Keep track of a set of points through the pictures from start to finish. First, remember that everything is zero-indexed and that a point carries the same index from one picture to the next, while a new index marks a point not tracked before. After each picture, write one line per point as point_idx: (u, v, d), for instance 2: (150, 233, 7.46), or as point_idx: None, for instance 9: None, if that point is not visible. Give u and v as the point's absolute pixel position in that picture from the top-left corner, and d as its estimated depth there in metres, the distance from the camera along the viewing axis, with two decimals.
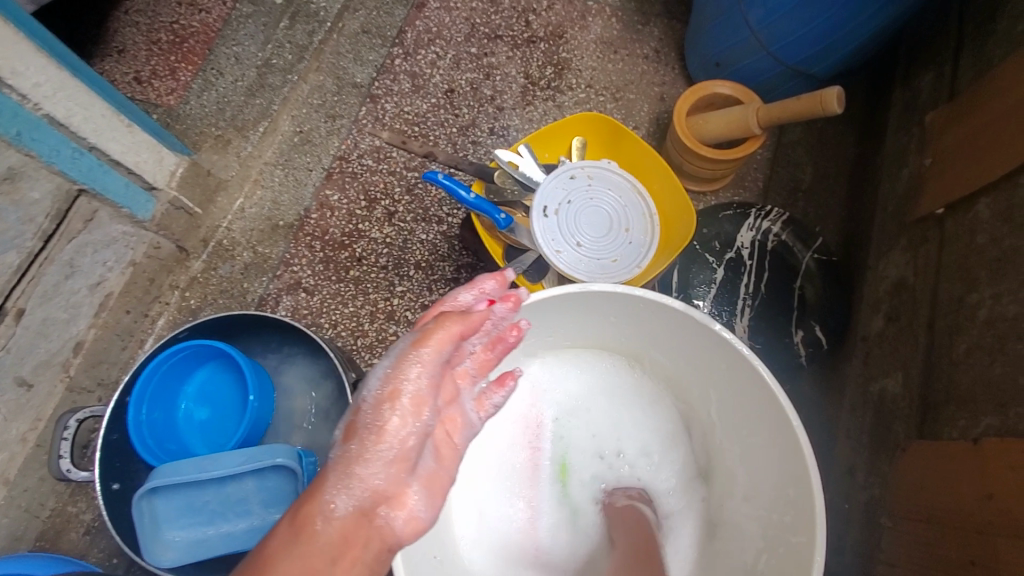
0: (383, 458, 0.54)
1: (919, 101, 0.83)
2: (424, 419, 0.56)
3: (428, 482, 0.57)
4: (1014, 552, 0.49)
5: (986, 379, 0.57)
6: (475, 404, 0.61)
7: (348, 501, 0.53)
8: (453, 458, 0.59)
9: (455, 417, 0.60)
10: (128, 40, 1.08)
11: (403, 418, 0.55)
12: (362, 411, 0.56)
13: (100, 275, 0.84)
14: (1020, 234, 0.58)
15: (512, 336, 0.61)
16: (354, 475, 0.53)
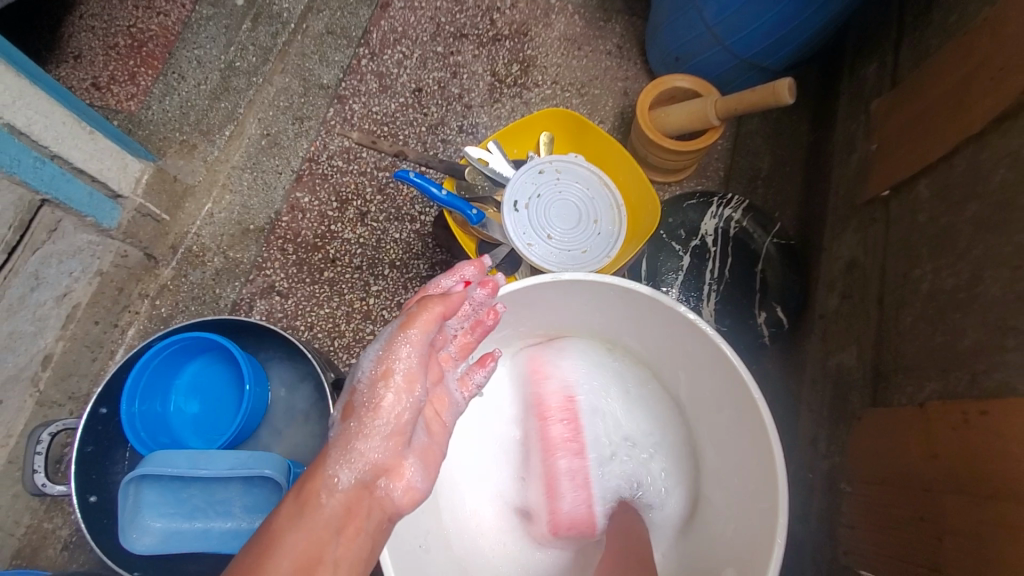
0: (381, 438, 0.55)
1: (865, 89, 0.85)
2: (417, 396, 0.56)
3: (423, 455, 0.57)
4: (961, 509, 0.49)
5: (927, 346, 0.58)
6: (459, 384, 0.62)
7: (351, 477, 0.53)
8: (443, 433, 0.60)
9: (442, 396, 0.61)
10: (83, 45, 1.08)
11: (398, 398, 0.55)
12: (356, 391, 0.56)
13: (66, 286, 0.84)
14: (955, 211, 0.60)
15: (490, 320, 0.60)
16: (353, 455, 0.54)
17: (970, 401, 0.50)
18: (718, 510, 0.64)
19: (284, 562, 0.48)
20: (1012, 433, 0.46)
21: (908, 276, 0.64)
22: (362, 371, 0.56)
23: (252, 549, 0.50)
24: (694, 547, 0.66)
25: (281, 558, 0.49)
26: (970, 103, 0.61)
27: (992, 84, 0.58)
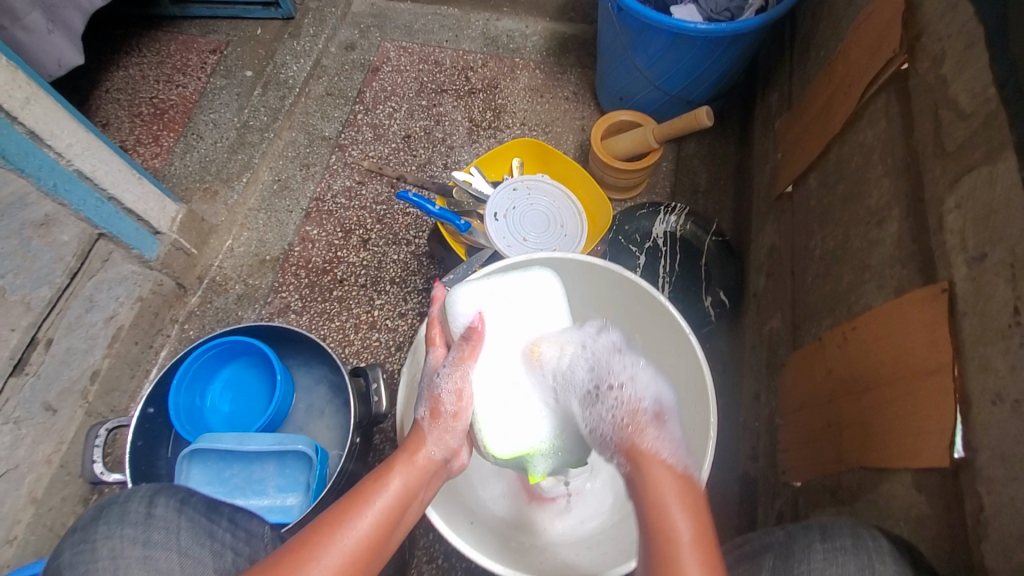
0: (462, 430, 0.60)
1: (772, 113, 1.06)
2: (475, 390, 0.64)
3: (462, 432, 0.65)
4: (848, 404, 0.63)
5: (823, 295, 0.74)
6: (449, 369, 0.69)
7: (441, 450, 0.57)
8: None
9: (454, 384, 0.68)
10: (111, 114, 1.27)
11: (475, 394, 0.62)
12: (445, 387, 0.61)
13: (113, 310, 0.98)
14: (832, 192, 0.78)
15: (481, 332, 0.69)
16: (440, 433, 0.59)
17: (847, 323, 0.66)
18: None
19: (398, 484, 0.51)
20: (870, 333, 0.61)
21: (808, 246, 0.81)
22: (445, 375, 0.62)
23: (370, 476, 0.52)
24: None
25: (396, 478, 0.52)
26: (834, 111, 0.80)
27: (845, 97, 0.78)
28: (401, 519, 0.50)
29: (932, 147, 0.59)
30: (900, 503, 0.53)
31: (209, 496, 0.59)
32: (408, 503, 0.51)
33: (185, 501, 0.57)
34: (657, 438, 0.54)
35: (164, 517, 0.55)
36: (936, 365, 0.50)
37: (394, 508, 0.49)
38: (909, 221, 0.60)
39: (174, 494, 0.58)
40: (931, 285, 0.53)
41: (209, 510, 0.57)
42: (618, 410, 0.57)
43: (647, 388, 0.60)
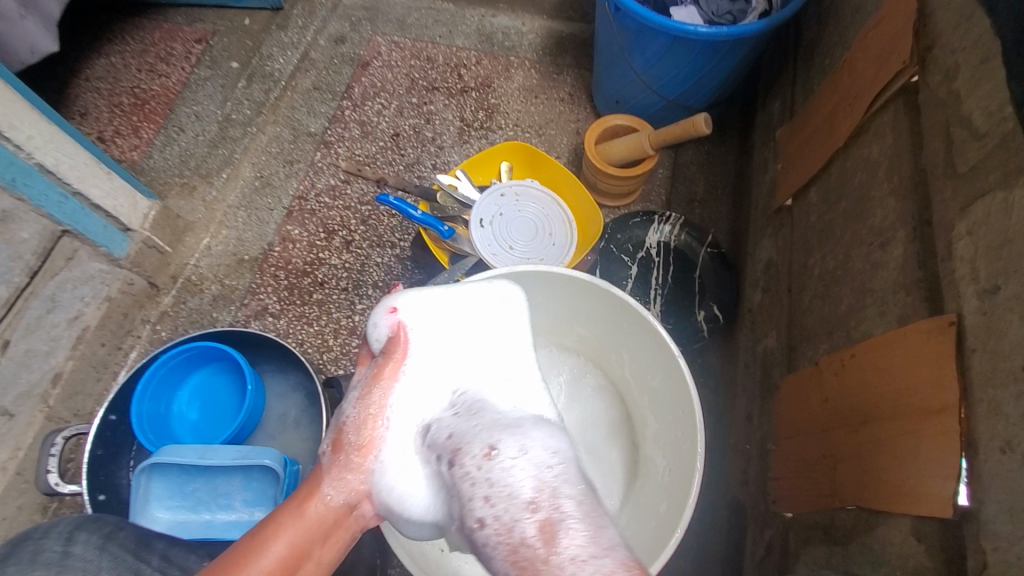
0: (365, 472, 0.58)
1: (773, 122, 1.02)
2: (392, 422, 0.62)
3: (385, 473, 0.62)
4: (844, 436, 0.59)
5: (821, 318, 0.71)
6: None
7: (339, 493, 0.56)
8: None
9: None
10: (90, 104, 1.21)
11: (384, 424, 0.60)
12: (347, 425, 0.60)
13: (78, 310, 0.94)
14: (833, 209, 0.74)
15: None
16: (340, 471, 0.57)
17: (846, 349, 0.62)
18: (656, 461, 0.73)
19: (282, 545, 0.51)
20: (870, 363, 0.57)
21: (807, 264, 0.78)
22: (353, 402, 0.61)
23: (257, 531, 0.52)
24: (639, 497, 0.73)
25: (280, 541, 0.51)
26: (838, 123, 0.76)
27: (850, 108, 0.74)
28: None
29: (942, 167, 0.55)
30: (897, 551, 0.49)
31: (138, 528, 0.56)
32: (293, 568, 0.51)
33: (111, 536, 0.53)
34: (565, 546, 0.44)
35: (84, 555, 0.51)
36: (940, 405, 0.47)
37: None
38: (915, 245, 0.56)
39: (99, 528, 0.54)
40: (938, 316, 0.50)
41: (139, 546, 0.54)
42: (501, 539, 0.46)
43: (517, 496, 0.47)
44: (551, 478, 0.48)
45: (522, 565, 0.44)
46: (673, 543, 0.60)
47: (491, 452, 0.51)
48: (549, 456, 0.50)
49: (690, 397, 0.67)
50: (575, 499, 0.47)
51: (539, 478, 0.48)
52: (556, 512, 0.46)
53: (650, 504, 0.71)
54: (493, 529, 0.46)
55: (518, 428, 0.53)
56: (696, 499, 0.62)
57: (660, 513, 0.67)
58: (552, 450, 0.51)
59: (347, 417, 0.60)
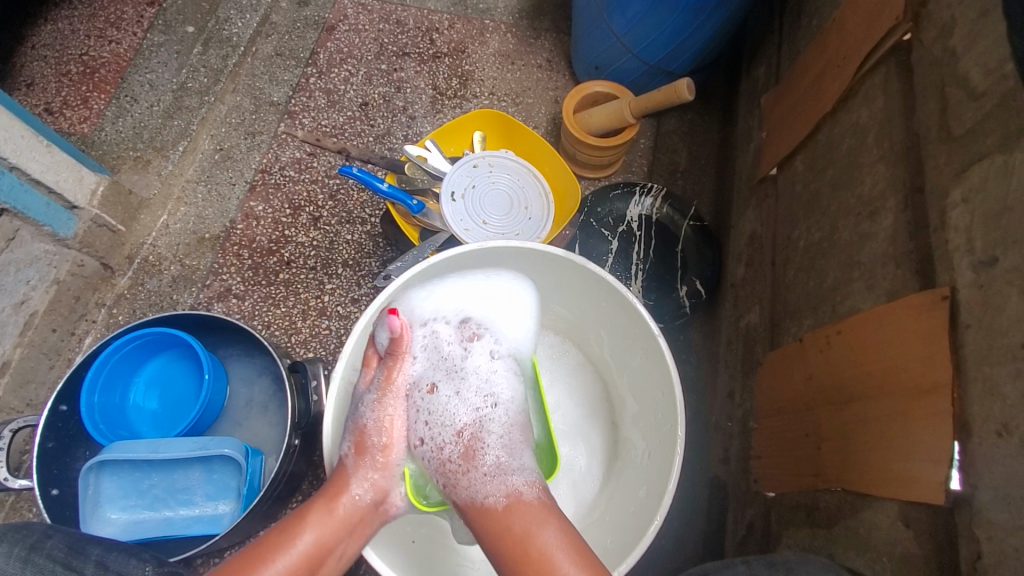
0: (392, 471, 0.59)
1: (758, 88, 0.98)
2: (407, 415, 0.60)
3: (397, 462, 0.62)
4: (829, 416, 0.57)
5: (806, 292, 0.68)
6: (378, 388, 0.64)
7: (367, 493, 0.57)
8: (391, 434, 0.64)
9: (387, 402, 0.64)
10: (36, 73, 1.12)
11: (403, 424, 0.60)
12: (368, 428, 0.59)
13: (24, 294, 0.88)
14: (819, 178, 0.71)
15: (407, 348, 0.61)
16: (367, 472, 0.58)
17: (831, 325, 0.60)
18: (635, 441, 0.70)
19: (309, 539, 0.54)
20: (856, 338, 0.55)
21: (792, 236, 0.74)
22: (369, 402, 0.60)
23: (284, 526, 0.55)
24: (617, 480, 0.71)
25: (307, 536, 0.54)
26: (826, 86, 0.72)
27: (839, 70, 0.70)
28: (309, 573, 0.52)
29: (936, 131, 0.52)
30: (885, 536, 0.48)
31: (69, 535, 0.53)
32: (319, 563, 0.53)
33: (36, 547, 0.51)
34: (478, 483, 0.56)
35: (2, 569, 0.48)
36: (932, 384, 0.45)
37: (296, 567, 0.52)
38: (906, 213, 0.53)
39: (24, 538, 0.51)
40: (929, 291, 0.48)
41: (71, 554, 0.51)
42: (433, 454, 0.59)
43: (449, 423, 0.59)
44: (481, 416, 0.60)
45: (446, 475, 0.57)
46: (653, 530, 0.58)
47: (433, 387, 0.61)
48: (479, 399, 0.61)
49: (670, 375, 0.64)
50: (498, 436, 0.59)
51: (471, 414, 0.60)
52: (479, 441, 0.58)
53: (627, 488, 0.69)
54: (427, 446, 0.59)
55: (456, 372, 0.62)
56: (677, 483, 0.60)
57: (639, 497, 0.65)
58: (487, 393, 0.61)
59: (365, 419, 0.59)
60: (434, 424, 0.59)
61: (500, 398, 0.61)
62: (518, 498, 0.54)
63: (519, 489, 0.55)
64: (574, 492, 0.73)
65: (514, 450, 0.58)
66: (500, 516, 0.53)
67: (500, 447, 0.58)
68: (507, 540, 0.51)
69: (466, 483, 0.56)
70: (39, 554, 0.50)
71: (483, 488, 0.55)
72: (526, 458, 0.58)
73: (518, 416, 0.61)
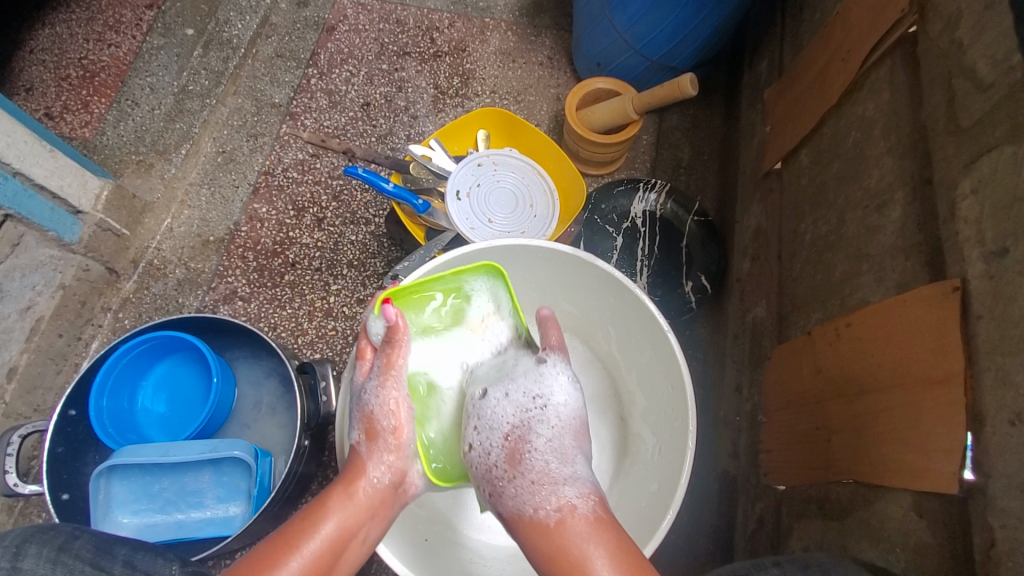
0: (404, 451, 0.59)
1: (761, 83, 0.98)
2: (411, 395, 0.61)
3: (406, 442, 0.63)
4: (839, 408, 0.57)
5: (814, 286, 0.68)
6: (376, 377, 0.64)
7: (383, 475, 0.58)
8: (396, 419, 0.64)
9: None
10: (36, 78, 1.11)
11: (407, 407, 0.60)
12: (376, 414, 0.59)
13: (30, 300, 0.88)
14: (824, 172, 0.71)
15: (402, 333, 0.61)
16: (381, 456, 0.58)
17: (840, 318, 0.60)
18: (645, 436, 0.71)
19: (331, 526, 0.53)
20: (866, 331, 0.55)
21: (798, 230, 0.75)
22: (371, 389, 0.59)
23: (305, 514, 0.53)
24: (627, 475, 0.71)
25: (329, 522, 0.53)
26: (830, 79, 0.72)
27: (843, 64, 0.70)
28: (334, 560, 0.51)
29: (943, 122, 0.52)
30: (898, 526, 0.48)
31: (96, 536, 0.53)
32: (342, 549, 0.52)
33: (65, 548, 0.51)
34: (522, 489, 0.54)
35: (33, 570, 0.48)
36: (944, 374, 0.45)
37: (323, 555, 0.51)
38: (915, 206, 0.54)
39: (51, 539, 0.51)
40: (939, 282, 0.48)
41: (99, 555, 0.51)
42: (481, 461, 0.57)
43: (497, 427, 0.58)
44: (529, 417, 0.59)
45: (492, 481, 0.56)
46: (665, 524, 0.59)
47: (485, 392, 0.61)
48: (527, 400, 0.59)
49: (680, 369, 0.64)
50: (547, 440, 0.58)
51: (518, 416, 0.59)
52: (526, 444, 0.57)
53: (639, 482, 0.69)
54: (478, 451, 0.58)
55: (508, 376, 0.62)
56: (689, 477, 0.60)
57: (651, 492, 0.65)
58: (535, 394, 0.60)
59: (372, 405, 0.59)
60: (484, 425, 0.59)
61: (551, 401, 0.60)
62: (570, 511, 0.52)
63: (573, 501, 0.52)
64: None
65: (565, 457, 0.57)
66: (553, 533, 0.50)
67: (548, 452, 0.56)
68: (558, 559, 0.49)
69: (513, 490, 0.54)
70: (69, 555, 0.50)
71: (530, 500, 0.53)
72: (577, 465, 0.56)
73: (571, 419, 0.60)
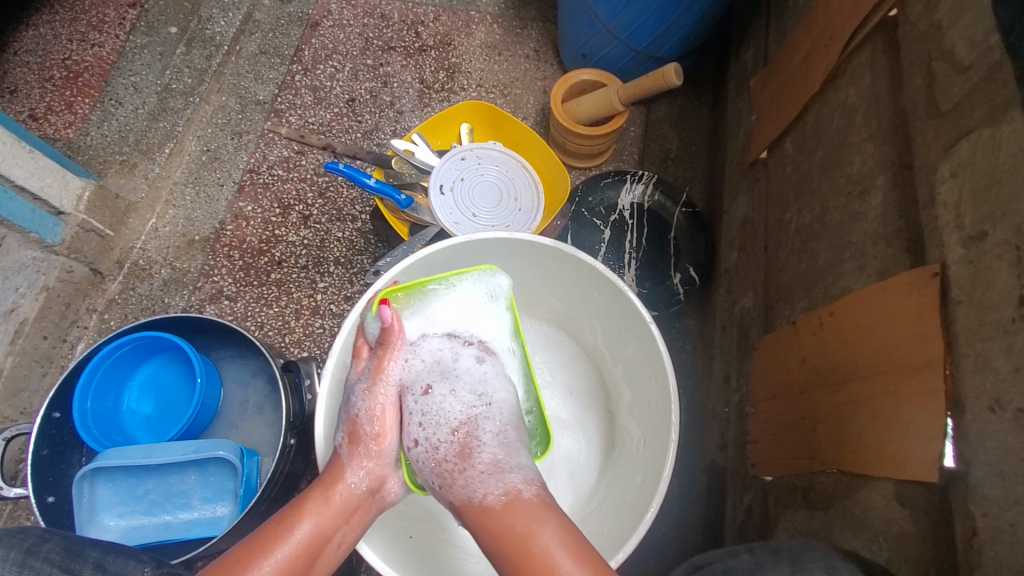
0: (385, 458, 0.58)
1: (747, 72, 0.97)
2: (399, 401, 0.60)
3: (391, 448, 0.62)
4: (824, 398, 0.56)
5: (798, 274, 0.67)
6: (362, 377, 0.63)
7: (361, 480, 0.57)
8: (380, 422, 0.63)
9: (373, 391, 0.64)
10: (19, 79, 1.09)
11: (395, 412, 0.59)
12: (360, 418, 0.59)
13: (12, 302, 0.87)
14: (808, 159, 0.70)
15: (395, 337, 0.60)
16: (360, 461, 0.57)
17: (824, 307, 0.59)
18: (631, 428, 0.70)
19: (306, 528, 0.52)
20: (848, 319, 0.54)
21: (783, 219, 0.74)
22: (360, 392, 0.59)
23: (281, 517, 0.53)
24: (614, 467, 0.71)
25: (304, 524, 0.52)
26: (813, 66, 0.72)
27: (826, 49, 0.69)
28: (308, 564, 0.51)
29: (924, 106, 0.52)
30: (880, 515, 0.48)
31: (66, 538, 0.53)
32: (316, 552, 0.52)
33: (33, 550, 0.51)
34: (472, 482, 0.53)
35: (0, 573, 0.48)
36: (924, 362, 0.45)
37: (297, 557, 0.50)
38: (895, 191, 0.53)
39: (20, 542, 0.51)
40: (919, 268, 0.47)
41: (69, 557, 0.51)
42: (429, 456, 0.57)
43: (444, 423, 0.58)
44: (475, 413, 0.59)
45: (443, 475, 0.55)
46: (649, 518, 0.58)
47: (427, 389, 0.59)
48: (471, 396, 0.60)
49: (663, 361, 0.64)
50: (493, 434, 0.58)
51: (465, 410, 0.59)
52: (475, 438, 0.57)
53: (625, 476, 0.68)
54: (423, 448, 0.57)
55: (450, 372, 0.61)
56: (672, 468, 0.60)
57: (636, 486, 0.65)
58: (479, 391, 0.60)
59: (357, 408, 0.59)
60: (433, 421, 0.58)
61: (494, 398, 0.60)
62: (517, 494, 0.52)
63: (519, 487, 0.52)
64: (572, 481, 0.73)
65: (510, 449, 0.57)
66: (497, 514, 0.50)
67: (496, 445, 0.56)
68: (504, 540, 0.48)
69: (463, 482, 0.54)
70: (36, 558, 0.50)
71: (481, 487, 0.53)
72: (520, 456, 0.57)
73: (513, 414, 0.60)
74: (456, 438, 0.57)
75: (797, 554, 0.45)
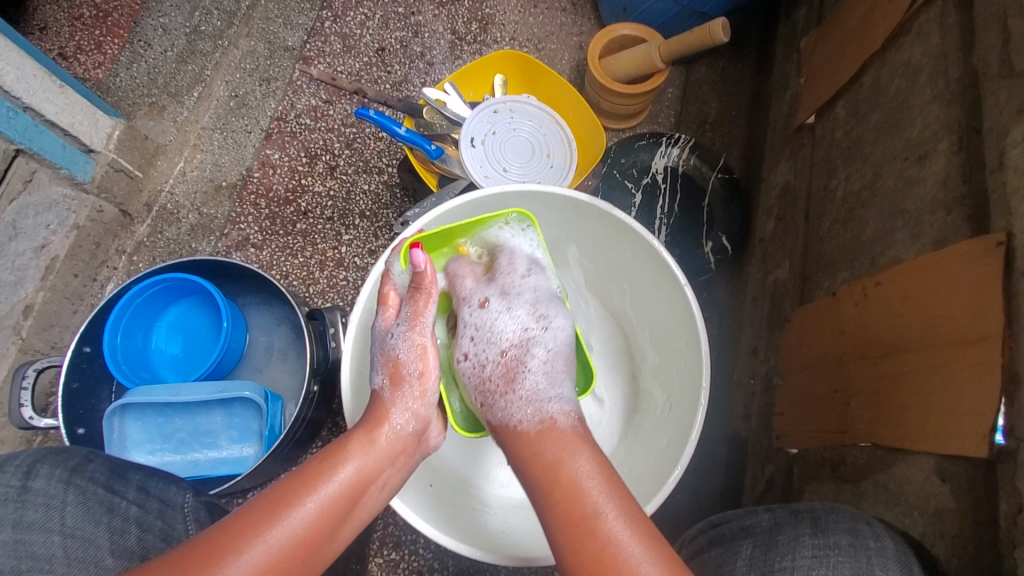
0: (428, 399, 0.59)
1: (798, 32, 0.92)
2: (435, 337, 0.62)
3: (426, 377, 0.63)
4: (863, 371, 0.54)
5: (841, 244, 0.65)
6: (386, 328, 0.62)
7: (407, 422, 0.57)
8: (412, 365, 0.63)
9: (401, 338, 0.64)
10: (49, 17, 1.05)
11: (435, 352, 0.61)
12: (402, 361, 0.59)
13: (44, 238, 0.88)
14: (862, 123, 0.66)
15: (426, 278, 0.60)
16: (405, 401, 0.58)
17: (869, 277, 0.57)
18: (654, 391, 0.70)
19: (351, 470, 0.50)
20: (899, 290, 0.52)
21: (829, 187, 0.71)
22: (400, 334, 0.60)
23: (324, 456, 0.51)
24: (636, 430, 0.71)
25: (348, 466, 0.50)
26: (874, 23, 0.67)
27: (890, 5, 0.64)
28: (352, 502, 0.49)
29: (996, 66, 0.49)
30: (917, 490, 0.47)
31: (108, 461, 0.55)
32: (360, 493, 0.50)
33: (78, 469, 0.53)
34: (514, 407, 0.56)
35: (46, 490, 0.50)
36: (980, 335, 0.43)
37: (342, 496, 0.49)
38: (959, 156, 0.50)
39: (65, 461, 0.53)
40: (982, 237, 0.45)
41: (112, 479, 0.53)
42: (476, 372, 0.61)
43: (496, 342, 0.61)
44: (528, 337, 0.61)
45: (484, 393, 0.59)
46: (672, 481, 0.58)
47: (485, 302, 0.63)
48: (528, 318, 0.61)
49: (695, 325, 0.62)
50: (541, 361, 0.59)
51: (517, 333, 0.61)
52: (522, 365, 0.59)
53: (649, 441, 0.67)
54: (471, 363, 0.62)
55: (508, 292, 0.63)
56: (699, 433, 0.59)
57: (659, 450, 0.64)
58: (539, 314, 0.62)
59: (398, 350, 0.59)
60: (494, 344, 0.61)
61: (553, 322, 0.61)
62: (551, 424, 0.53)
63: (554, 416, 0.54)
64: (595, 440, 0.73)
65: (555, 378, 0.58)
66: (533, 440, 0.52)
67: (543, 372, 0.58)
68: (533, 464, 0.49)
69: (502, 404, 0.57)
70: (80, 478, 0.52)
71: (518, 412, 0.55)
72: (565, 386, 0.58)
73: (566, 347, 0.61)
74: (510, 359, 0.60)
75: (821, 516, 0.46)
